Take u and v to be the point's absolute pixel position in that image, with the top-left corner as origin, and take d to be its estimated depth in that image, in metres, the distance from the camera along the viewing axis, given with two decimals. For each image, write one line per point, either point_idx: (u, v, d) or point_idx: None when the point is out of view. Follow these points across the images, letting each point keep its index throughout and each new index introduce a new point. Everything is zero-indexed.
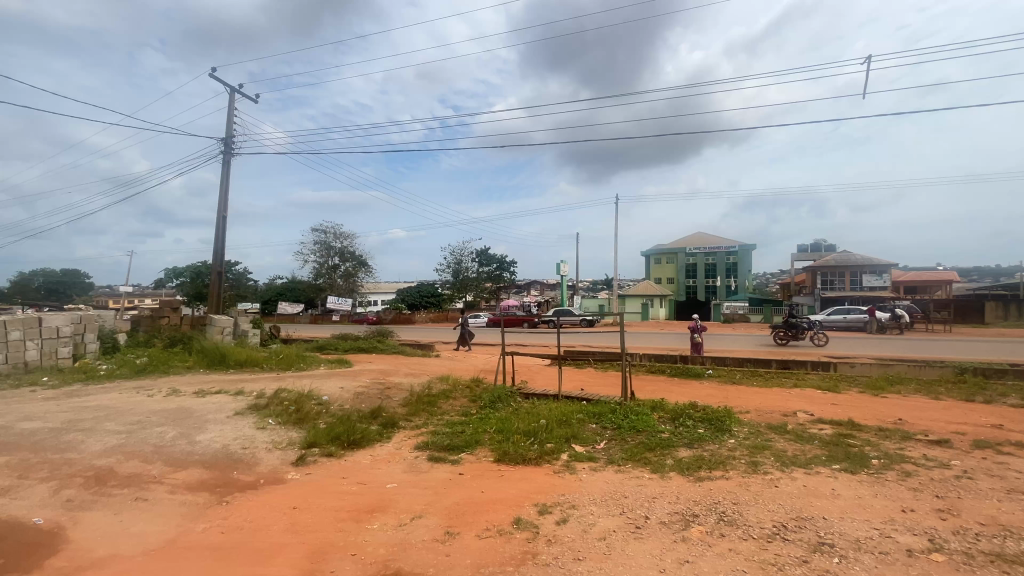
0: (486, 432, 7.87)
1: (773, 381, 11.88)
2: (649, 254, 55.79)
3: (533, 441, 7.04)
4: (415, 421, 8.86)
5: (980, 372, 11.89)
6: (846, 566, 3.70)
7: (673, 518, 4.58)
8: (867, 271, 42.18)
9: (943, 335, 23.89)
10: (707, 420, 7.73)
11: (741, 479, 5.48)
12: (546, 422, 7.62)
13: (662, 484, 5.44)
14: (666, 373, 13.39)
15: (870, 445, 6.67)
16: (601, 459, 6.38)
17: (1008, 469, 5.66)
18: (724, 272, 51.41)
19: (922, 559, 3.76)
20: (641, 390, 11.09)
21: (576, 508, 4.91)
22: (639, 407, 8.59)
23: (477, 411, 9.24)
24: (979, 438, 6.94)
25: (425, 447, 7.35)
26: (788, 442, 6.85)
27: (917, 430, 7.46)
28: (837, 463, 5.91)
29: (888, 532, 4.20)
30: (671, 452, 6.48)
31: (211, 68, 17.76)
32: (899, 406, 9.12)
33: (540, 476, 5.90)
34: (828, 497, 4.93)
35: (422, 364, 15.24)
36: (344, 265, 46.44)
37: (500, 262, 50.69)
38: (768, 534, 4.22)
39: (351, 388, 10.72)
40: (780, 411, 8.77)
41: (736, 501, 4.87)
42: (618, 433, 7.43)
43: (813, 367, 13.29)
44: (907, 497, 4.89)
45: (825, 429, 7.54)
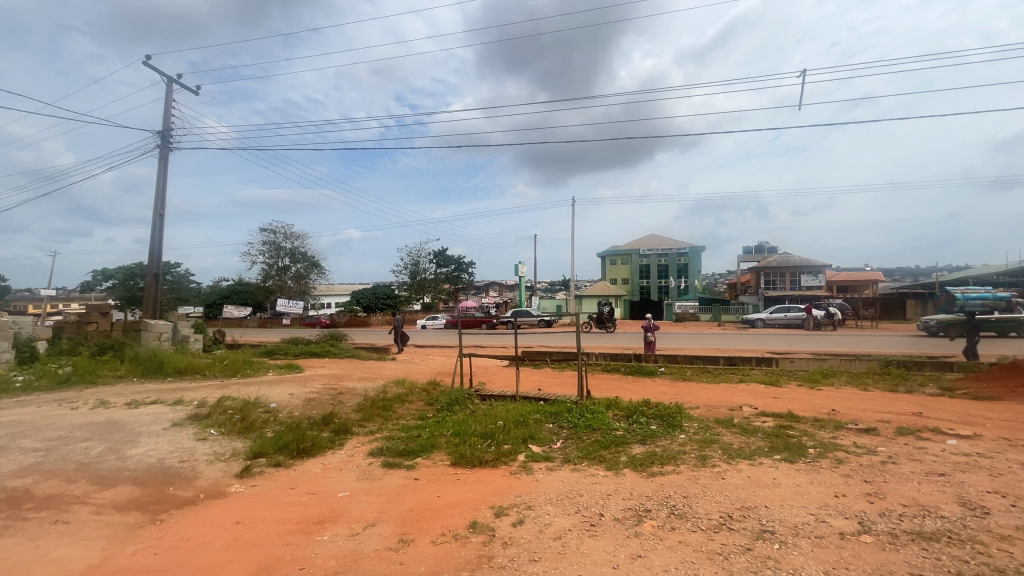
0: (443, 436, 7.76)
1: (720, 377, 12.43)
2: (605, 255, 57.02)
3: (490, 442, 7.02)
4: (369, 426, 8.62)
5: (903, 364, 12.90)
6: (785, 552, 3.89)
7: (626, 514, 4.68)
8: (804, 271, 44.94)
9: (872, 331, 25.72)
10: (659, 416, 7.98)
11: (690, 472, 5.67)
12: (504, 424, 7.62)
13: (616, 481, 5.55)
14: (621, 371, 13.71)
15: (807, 435, 7.09)
16: (557, 459, 6.43)
17: (926, 453, 6.16)
18: (675, 273, 53.25)
19: (852, 540, 4.02)
20: (597, 389, 11.27)
21: (532, 508, 4.92)
22: (595, 406, 8.74)
23: (433, 415, 9.10)
24: (902, 425, 7.53)
25: (380, 453, 7.16)
26: (735, 435, 7.17)
27: (848, 420, 8.00)
28: (778, 453, 6.23)
29: (823, 516, 4.47)
30: (624, 449, 6.63)
31: (146, 55, 16.00)
32: (832, 398, 9.75)
33: (498, 478, 5.88)
34: (770, 486, 5.19)
35: (378, 367, 14.89)
36: (295, 266, 44.70)
37: (457, 263, 50.83)
38: (715, 525, 4.38)
39: (301, 394, 10.30)
40: (726, 405, 9.16)
41: (685, 494, 5.04)
42: (573, 431, 7.54)
43: (757, 363, 13.99)
44: (839, 483, 5.22)
45: (767, 421, 7.94)
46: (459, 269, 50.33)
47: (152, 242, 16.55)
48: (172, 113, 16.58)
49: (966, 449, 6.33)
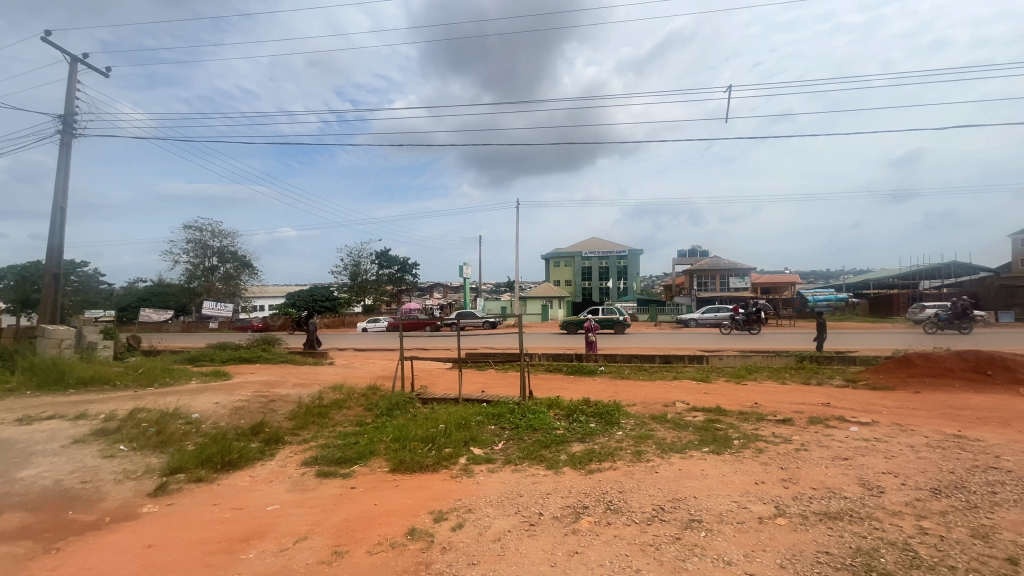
0: (382, 441, 7.56)
1: (656, 374, 13.03)
2: (549, 257, 58.04)
3: (431, 447, 6.92)
4: (303, 435, 8.21)
5: (815, 359, 14.12)
6: (710, 538, 4.12)
7: (564, 512, 4.76)
8: (732, 273, 48.14)
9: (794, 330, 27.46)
10: (598, 414, 8.22)
11: (626, 468, 5.88)
12: (445, 427, 7.54)
13: (555, 480, 5.64)
14: (563, 371, 14.00)
15: (732, 427, 7.56)
16: (498, 460, 6.45)
17: (832, 440, 6.78)
18: (615, 275, 55.15)
19: (769, 524, 4.33)
20: (540, 388, 11.46)
21: (471, 511, 4.89)
22: (537, 406, 8.86)
23: (372, 421, 8.83)
24: (814, 415, 8.24)
25: (314, 462, 6.83)
26: (668, 430, 7.52)
27: (768, 411, 8.64)
28: (707, 446, 6.60)
29: (744, 503, 4.78)
30: (564, 447, 6.76)
31: (45, 30, 14.58)
32: (755, 391, 10.48)
33: (438, 482, 5.81)
34: (698, 477, 5.48)
35: (314, 373, 14.24)
36: (223, 266, 41.87)
37: (400, 264, 49.88)
38: (648, 517, 4.56)
39: (227, 403, 9.63)
40: (661, 402, 9.60)
41: (621, 489, 5.21)
42: (515, 432, 7.59)
43: (689, 360, 14.79)
44: (759, 471, 5.61)
45: (698, 415, 8.41)
46: (402, 270, 49.37)
47: (52, 238, 14.87)
48: (76, 95, 15.00)
49: (866, 435, 7.01)
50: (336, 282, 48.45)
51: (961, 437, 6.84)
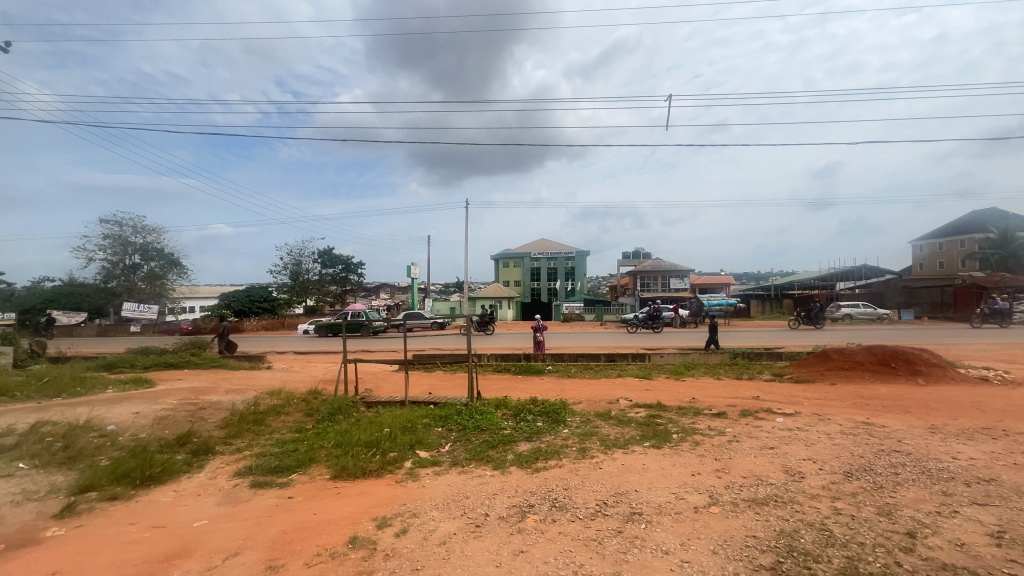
0: (323, 447, 7.26)
1: (601, 372, 13.41)
2: (499, 258, 58.26)
3: (375, 451, 6.72)
4: (236, 444, 7.73)
5: (747, 355, 15.05)
6: (649, 530, 4.28)
7: (510, 511, 4.78)
8: (673, 275, 50.36)
9: (726, 331, 28.33)
10: (545, 413, 8.32)
11: (572, 465, 5.99)
12: (390, 431, 7.35)
13: (501, 480, 5.64)
14: (511, 371, 14.08)
15: (672, 422, 7.90)
16: (445, 462, 6.37)
17: (760, 430, 7.25)
18: (563, 276, 56.11)
19: (704, 513, 4.56)
20: (488, 389, 11.45)
21: (416, 516, 4.80)
22: (484, 406, 8.84)
23: (313, 427, 8.46)
24: (745, 408, 8.79)
25: (248, 472, 6.44)
26: (612, 426, 7.74)
27: (704, 406, 9.11)
28: (648, 441, 6.85)
29: (682, 494, 5.00)
30: (511, 447, 6.79)
31: None
32: (693, 387, 11.02)
33: (382, 487, 5.65)
34: (639, 471, 5.67)
35: (250, 378, 13.45)
36: (148, 265, 38.70)
37: (344, 263, 48.23)
38: (592, 512, 4.66)
39: (150, 413, 8.89)
40: (605, 399, 9.87)
41: (566, 486, 5.30)
42: (462, 433, 7.53)
43: (633, 358, 15.32)
44: (696, 463, 5.90)
45: (640, 411, 8.74)
46: (347, 270, 47.79)
47: None
48: None
49: (790, 425, 7.56)
50: (276, 282, 46.03)
51: (870, 425, 7.52)
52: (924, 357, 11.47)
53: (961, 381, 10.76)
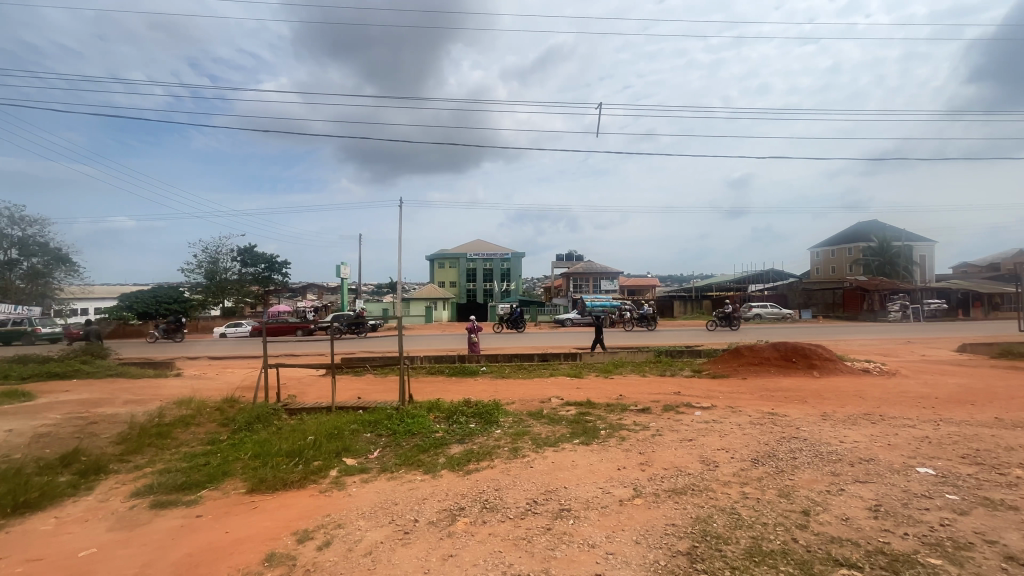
0: (239, 459, 6.74)
1: (534, 372, 13.61)
2: (434, 258, 57.50)
3: (297, 461, 6.36)
4: (135, 460, 6.97)
5: (670, 353, 15.91)
6: (577, 525, 4.39)
7: (440, 515, 4.71)
8: (603, 277, 52.37)
9: (641, 330, 29.89)
10: (478, 414, 8.30)
11: (504, 465, 6.02)
12: (314, 439, 6.97)
13: (432, 484, 5.55)
14: (444, 373, 13.90)
15: (601, 418, 8.18)
16: (373, 469, 6.14)
17: (680, 424, 7.70)
18: (499, 277, 56.38)
19: (628, 505, 4.76)
20: (421, 392, 11.22)
21: (341, 526, 4.59)
22: (416, 410, 8.65)
23: (227, 437, 7.83)
24: (667, 403, 9.31)
25: (149, 491, 5.83)
26: (543, 425, 7.87)
27: (631, 402, 9.52)
28: (577, 438, 7.05)
29: (608, 488, 5.19)
30: (443, 450, 6.70)
31: None
32: (620, 385, 11.47)
33: (304, 498, 5.36)
34: (569, 468, 5.82)
35: (153, 387, 12.18)
36: (29, 261, 33.91)
37: (268, 261, 45.55)
38: (522, 511, 4.71)
39: (27, 430, 7.79)
40: (538, 398, 10.03)
41: (497, 487, 5.32)
42: (392, 438, 7.31)
43: (565, 357, 15.70)
44: (621, 457, 6.16)
45: (570, 409, 8.98)
46: (271, 269, 45.19)
47: None
48: None
49: (707, 417, 8.09)
50: (187, 281, 42.13)
51: (775, 414, 8.25)
52: (818, 352, 12.78)
53: (848, 373, 12.12)
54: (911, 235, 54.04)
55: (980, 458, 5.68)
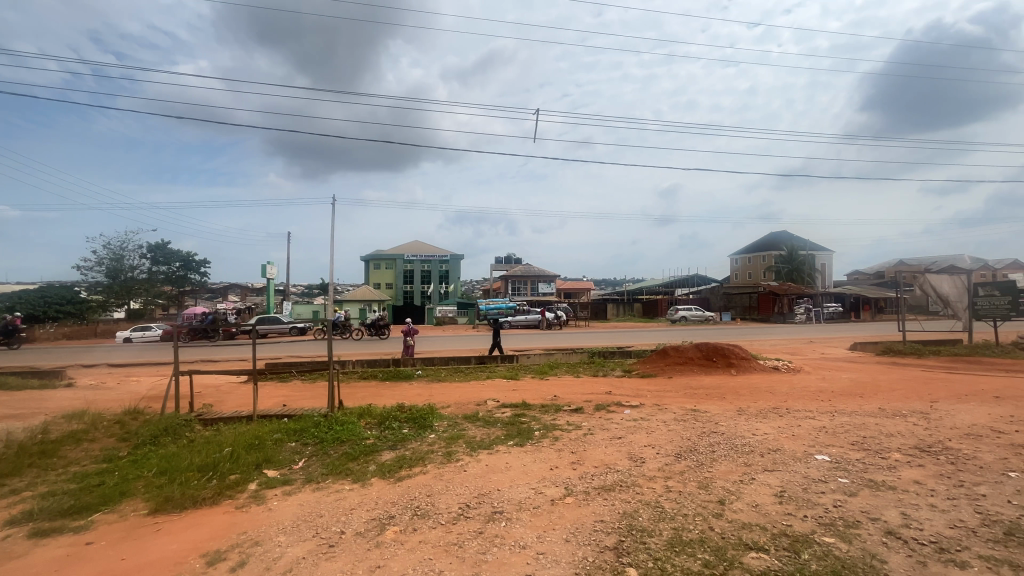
0: (142, 477, 6.12)
1: (471, 375, 13.58)
2: (369, 258, 55.77)
3: (211, 476, 5.87)
4: (12, 484, 6.10)
5: (603, 354, 16.50)
6: (509, 527, 4.41)
7: (368, 525, 4.54)
8: (541, 280, 53.34)
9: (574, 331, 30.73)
10: (411, 419, 8.11)
11: (437, 470, 5.92)
12: (231, 451, 6.47)
13: (361, 493, 5.34)
14: (378, 377, 13.48)
15: (535, 420, 8.29)
16: (297, 480, 5.80)
17: (610, 422, 7.97)
18: (437, 279, 55.59)
19: (559, 504, 4.85)
20: (352, 398, 10.80)
21: (259, 544, 4.29)
22: (346, 416, 8.30)
23: (129, 454, 7.07)
24: (599, 402, 9.61)
25: (27, 519, 5.12)
26: (478, 428, 7.84)
27: (564, 402, 9.75)
28: (512, 439, 7.08)
29: (540, 488, 5.26)
30: (374, 457, 6.47)
31: None
32: (555, 385, 11.71)
33: (217, 516, 4.95)
34: (502, 470, 5.83)
35: (38, 400, 10.74)
36: None
37: (182, 259, 42.18)
38: (454, 516, 4.65)
39: None
40: (474, 401, 9.99)
41: (429, 493, 5.21)
42: (319, 447, 6.95)
43: (502, 360, 15.78)
44: (554, 457, 6.27)
45: (506, 411, 9.02)
46: (186, 269, 42.15)
47: None
48: None
49: (635, 415, 8.45)
50: (84, 279, 37.54)
51: (696, 411, 8.78)
52: (735, 352, 13.78)
53: (761, 371, 13.15)
54: (814, 245, 59.88)
55: (867, 444, 6.38)
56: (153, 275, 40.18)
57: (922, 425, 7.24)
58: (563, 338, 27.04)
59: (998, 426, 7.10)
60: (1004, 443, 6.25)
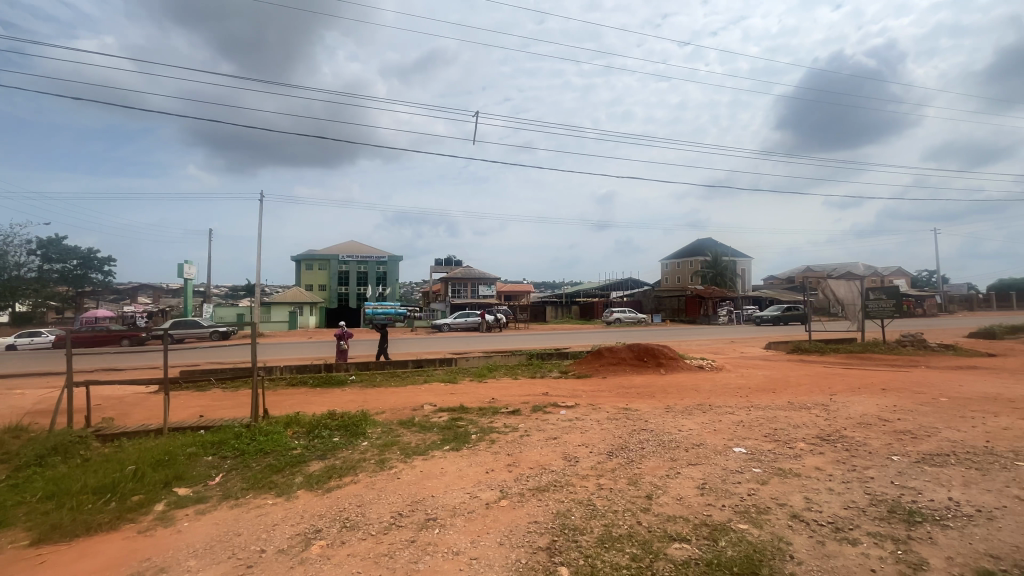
0: (23, 504, 5.38)
1: (408, 379, 13.28)
2: (300, 258, 53.13)
3: (109, 498, 5.29)
4: None
5: (541, 356, 16.77)
6: (442, 533, 4.34)
7: (293, 541, 4.29)
8: (481, 282, 53.29)
9: (515, 334, 31.02)
10: (343, 427, 7.78)
11: (368, 479, 5.71)
12: (135, 469, 5.88)
13: (285, 507, 5.03)
14: (308, 383, 12.82)
15: (472, 423, 8.24)
16: (213, 497, 5.36)
17: (546, 423, 8.10)
18: (374, 280, 53.93)
19: (494, 507, 4.84)
20: (278, 407, 10.18)
21: (165, 571, 3.92)
22: (270, 426, 7.80)
23: (8, 478, 6.20)
24: (536, 404, 9.71)
25: None
26: (414, 433, 7.67)
27: (501, 405, 9.77)
28: (448, 444, 6.99)
29: (476, 493, 5.22)
30: (301, 468, 6.13)
31: None
32: (491, 388, 11.73)
33: (115, 543, 4.46)
34: (437, 476, 5.73)
35: None
36: None
37: (81, 257, 38.28)
38: (386, 526, 4.50)
39: None
40: (410, 406, 9.77)
41: (359, 503, 5.01)
42: (239, 460, 6.48)
43: (440, 363, 15.58)
44: (490, 460, 6.26)
45: (443, 415, 8.91)
46: (86, 268, 38.30)
47: None
48: None
49: (570, 415, 8.64)
50: None
51: (628, 409, 9.14)
52: (664, 352, 14.50)
53: (687, 370, 13.94)
54: (735, 251, 64.50)
55: (777, 435, 6.95)
56: (45, 274, 36.04)
57: (822, 416, 8.01)
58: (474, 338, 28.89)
59: (883, 415, 8.00)
60: (889, 430, 7.05)
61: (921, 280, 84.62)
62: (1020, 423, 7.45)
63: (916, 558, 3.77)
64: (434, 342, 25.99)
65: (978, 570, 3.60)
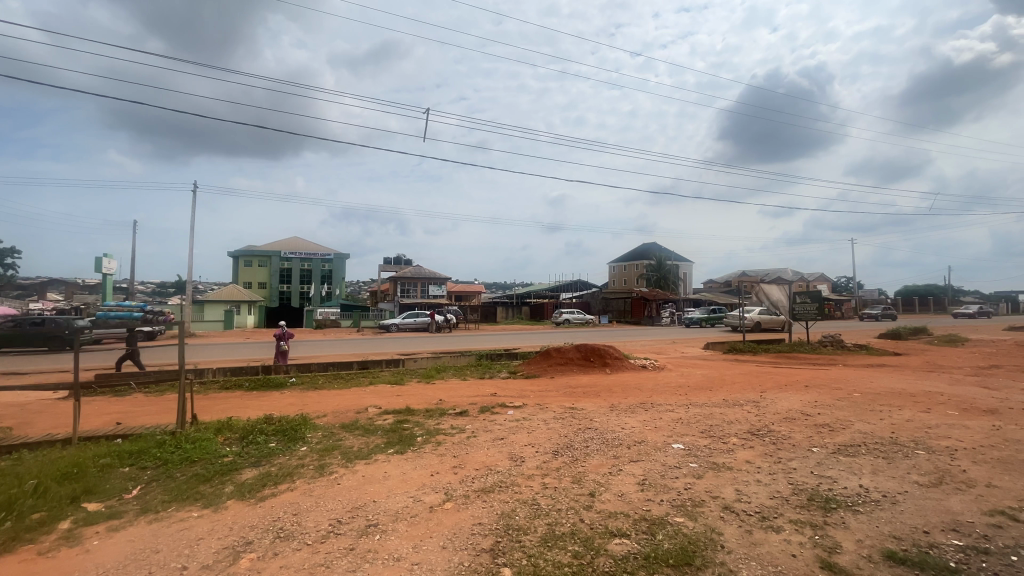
0: None
1: (353, 381, 12.83)
2: (238, 254, 50.40)
3: (3, 517, 4.72)
4: None
5: (491, 356, 16.78)
6: (383, 539, 4.21)
7: (220, 555, 4.02)
8: (431, 282, 52.72)
9: (467, 334, 30.92)
10: (281, 432, 7.39)
11: (305, 486, 5.46)
12: (35, 485, 5.26)
13: (213, 519, 4.70)
14: (243, 387, 12.08)
15: (417, 425, 8.08)
16: (129, 513, 4.90)
17: (494, 424, 8.09)
18: (319, 279, 51.95)
19: (438, 510, 4.77)
20: (209, 412, 9.53)
21: None
22: (198, 432, 7.30)
23: None
24: (483, 405, 9.65)
25: None
26: (356, 437, 7.41)
27: (448, 406, 9.63)
28: (392, 447, 6.82)
29: (418, 496, 5.11)
30: (232, 477, 5.75)
31: None
32: (440, 389, 11.57)
33: (7, 567, 3.99)
34: (380, 480, 5.56)
35: None
36: None
37: None
38: (323, 535, 4.31)
39: None
40: (353, 409, 9.44)
41: (295, 511, 4.77)
42: (161, 470, 5.99)
43: (387, 364, 15.20)
44: (435, 463, 6.17)
45: (387, 418, 8.67)
46: None
47: None
48: None
49: (517, 415, 8.67)
50: None
51: (574, 409, 9.30)
52: (610, 352, 14.92)
53: (631, 369, 14.43)
54: (678, 256, 67.68)
55: (713, 431, 7.31)
56: None
57: (753, 412, 8.52)
58: (386, 337, 28.32)
59: (806, 410, 8.64)
60: (810, 424, 7.60)
61: (839, 285, 92.54)
62: (920, 415, 8.28)
63: (831, 543, 4.07)
64: (383, 342, 25.95)
65: (884, 550, 3.94)
